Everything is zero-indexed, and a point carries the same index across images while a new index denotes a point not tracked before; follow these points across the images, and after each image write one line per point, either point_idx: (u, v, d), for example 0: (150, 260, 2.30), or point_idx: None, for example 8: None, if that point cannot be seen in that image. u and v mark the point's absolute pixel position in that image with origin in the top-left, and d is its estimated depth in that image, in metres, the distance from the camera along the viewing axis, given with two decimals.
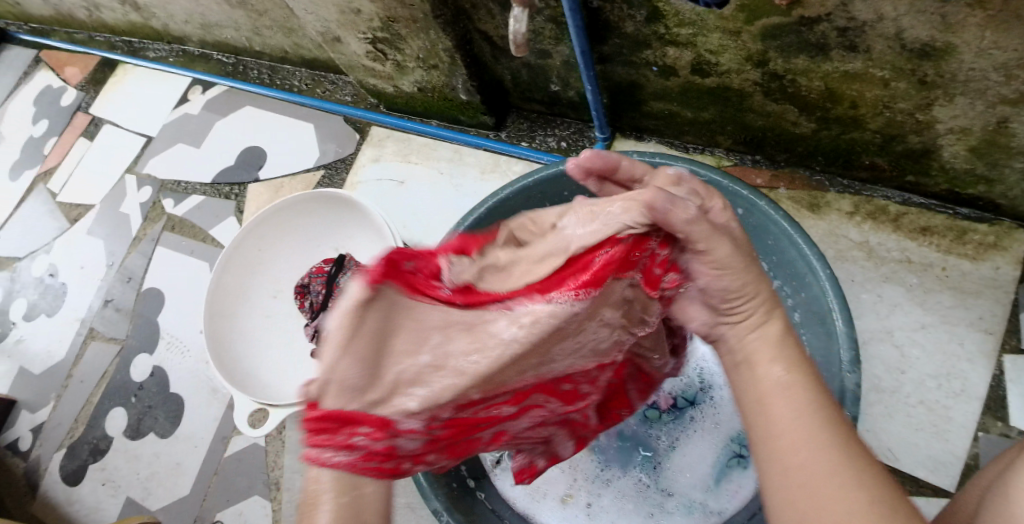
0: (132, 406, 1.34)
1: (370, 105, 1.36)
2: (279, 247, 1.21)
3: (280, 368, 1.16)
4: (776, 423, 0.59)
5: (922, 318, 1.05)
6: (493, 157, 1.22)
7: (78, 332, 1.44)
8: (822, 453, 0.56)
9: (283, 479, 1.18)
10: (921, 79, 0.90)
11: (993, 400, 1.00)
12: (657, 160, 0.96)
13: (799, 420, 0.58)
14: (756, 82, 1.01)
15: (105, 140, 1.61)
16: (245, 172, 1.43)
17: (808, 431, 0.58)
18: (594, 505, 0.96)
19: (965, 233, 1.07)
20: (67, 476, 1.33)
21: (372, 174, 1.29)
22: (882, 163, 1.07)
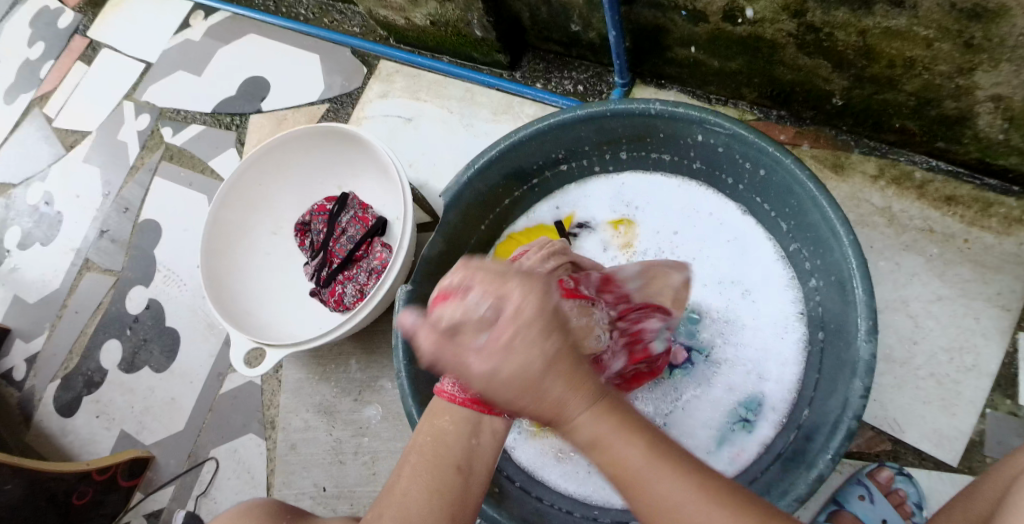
0: (128, 339, 1.32)
1: (379, 37, 1.30)
2: (282, 182, 1.17)
3: (279, 307, 1.14)
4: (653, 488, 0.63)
5: (939, 290, 1.02)
6: (506, 98, 1.17)
7: (73, 262, 1.41)
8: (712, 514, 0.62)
9: (278, 418, 1.17)
10: (966, 41, 0.85)
11: (1004, 377, 0.98)
12: (680, 110, 0.90)
13: (622, 452, 0.65)
14: (790, 33, 0.95)
15: (103, 65, 1.55)
16: (247, 102, 1.37)
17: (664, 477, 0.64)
18: (593, 462, 0.95)
19: (990, 206, 1.03)
20: (61, 408, 1.32)
21: (381, 109, 1.24)
22: (912, 127, 1.02)
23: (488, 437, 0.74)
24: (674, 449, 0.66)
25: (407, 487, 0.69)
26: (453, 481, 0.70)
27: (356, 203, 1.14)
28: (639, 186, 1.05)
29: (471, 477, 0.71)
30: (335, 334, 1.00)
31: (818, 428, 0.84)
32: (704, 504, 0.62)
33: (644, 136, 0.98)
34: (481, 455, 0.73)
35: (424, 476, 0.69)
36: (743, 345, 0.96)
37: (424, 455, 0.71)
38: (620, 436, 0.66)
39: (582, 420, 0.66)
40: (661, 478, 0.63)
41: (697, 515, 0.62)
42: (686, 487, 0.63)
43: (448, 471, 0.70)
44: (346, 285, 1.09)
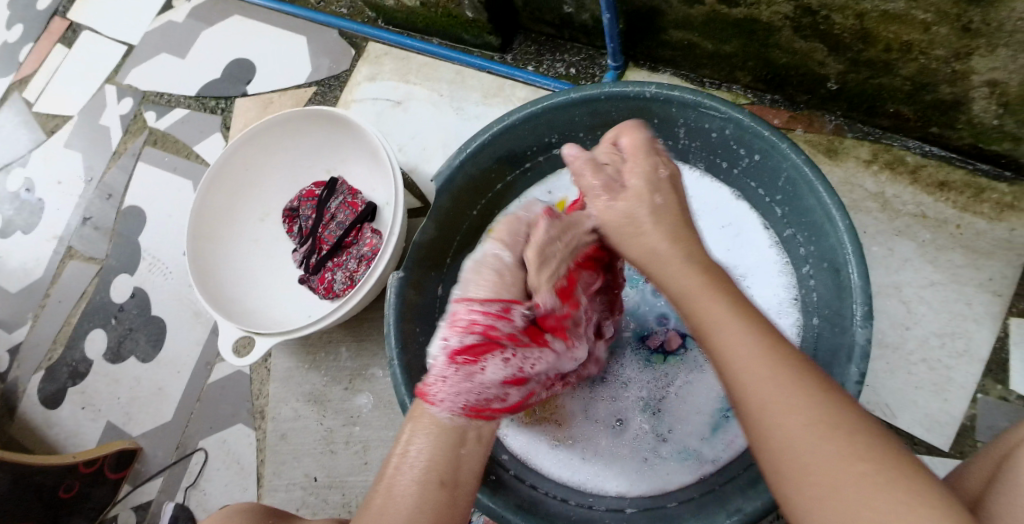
0: (113, 328, 1.29)
1: (367, 19, 1.28)
2: (270, 167, 1.15)
3: (268, 294, 1.12)
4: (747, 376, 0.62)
5: (932, 275, 1.02)
6: (497, 82, 1.15)
7: (55, 250, 1.38)
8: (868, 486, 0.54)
9: (267, 408, 1.15)
10: (964, 25, 0.85)
11: (995, 362, 0.99)
12: (676, 93, 0.89)
13: (740, 350, 0.63)
14: (786, 16, 0.94)
15: (83, 47, 1.51)
16: (232, 86, 1.35)
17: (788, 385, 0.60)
18: (587, 449, 0.94)
19: (983, 192, 1.03)
20: (46, 399, 1.30)
21: (369, 92, 1.22)
22: (906, 111, 1.02)
23: (473, 444, 0.70)
24: (782, 341, 0.64)
25: (396, 502, 0.66)
26: (439, 495, 0.67)
27: (345, 189, 1.12)
28: None
29: (456, 492, 0.68)
30: (327, 321, 0.99)
31: None
32: (805, 394, 0.59)
33: (638, 120, 0.97)
34: (467, 463, 0.69)
35: (413, 491, 0.66)
36: None
37: (412, 466, 0.68)
38: (732, 316, 0.65)
39: (671, 278, 0.70)
40: (781, 367, 0.61)
41: (788, 413, 0.59)
42: (808, 407, 0.58)
43: (432, 488, 0.67)
44: (336, 272, 1.07)
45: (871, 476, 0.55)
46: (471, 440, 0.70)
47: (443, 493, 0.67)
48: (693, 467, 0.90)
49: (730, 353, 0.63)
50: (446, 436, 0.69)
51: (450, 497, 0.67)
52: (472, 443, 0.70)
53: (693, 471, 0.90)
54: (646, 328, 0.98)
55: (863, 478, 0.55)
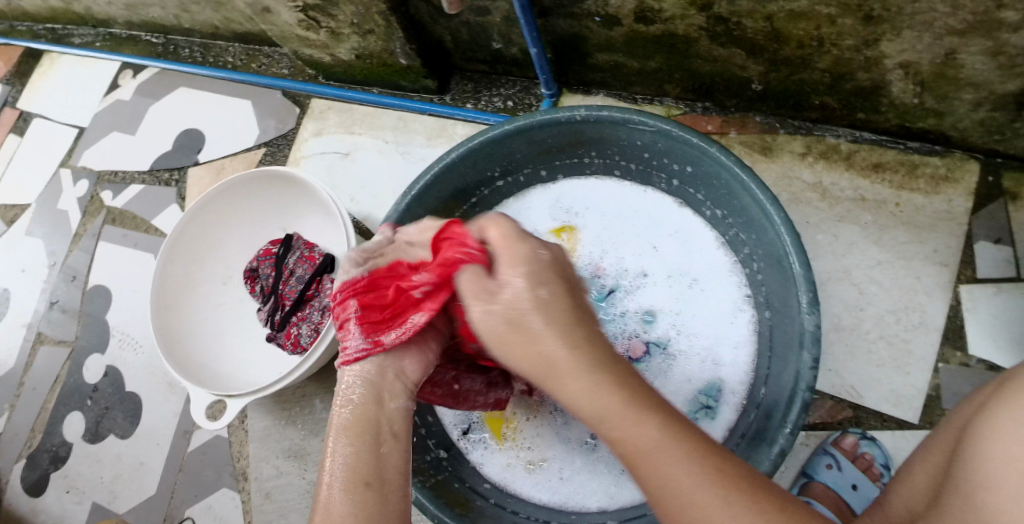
0: (89, 408, 1.29)
1: (307, 76, 1.31)
2: (226, 232, 1.17)
3: (237, 356, 1.12)
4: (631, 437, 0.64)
5: (879, 255, 1.05)
6: (439, 122, 1.18)
7: (26, 337, 1.38)
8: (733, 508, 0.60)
9: (249, 468, 1.15)
10: (867, 14, 0.89)
11: (951, 330, 1.01)
12: (605, 113, 0.92)
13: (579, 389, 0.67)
14: (701, 27, 0.98)
15: (36, 134, 1.53)
16: (184, 156, 1.37)
17: (678, 451, 0.63)
18: (563, 470, 0.95)
19: (916, 168, 1.07)
20: (29, 487, 1.29)
21: (317, 147, 1.24)
22: (831, 102, 1.06)
23: (392, 443, 0.72)
24: (633, 382, 0.68)
25: (329, 516, 0.66)
26: (364, 496, 0.67)
27: (301, 243, 1.14)
28: (575, 191, 1.06)
29: (385, 491, 0.68)
30: (293, 377, 0.99)
31: (775, 405, 0.85)
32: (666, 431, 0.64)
33: (574, 142, 0.99)
34: (389, 462, 0.71)
35: (341, 491, 0.67)
36: (696, 333, 0.97)
37: (338, 473, 0.69)
38: (583, 378, 0.67)
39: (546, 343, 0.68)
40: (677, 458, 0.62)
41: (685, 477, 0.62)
42: (697, 472, 0.62)
43: (359, 490, 0.68)
44: (301, 326, 1.08)
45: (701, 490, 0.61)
46: (387, 437, 0.72)
47: (370, 492, 0.68)
48: None
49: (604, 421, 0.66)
50: (361, 443, 0.71)
51: (377, 495, 0.68)
52: (391, 441, 0.72)
53: None
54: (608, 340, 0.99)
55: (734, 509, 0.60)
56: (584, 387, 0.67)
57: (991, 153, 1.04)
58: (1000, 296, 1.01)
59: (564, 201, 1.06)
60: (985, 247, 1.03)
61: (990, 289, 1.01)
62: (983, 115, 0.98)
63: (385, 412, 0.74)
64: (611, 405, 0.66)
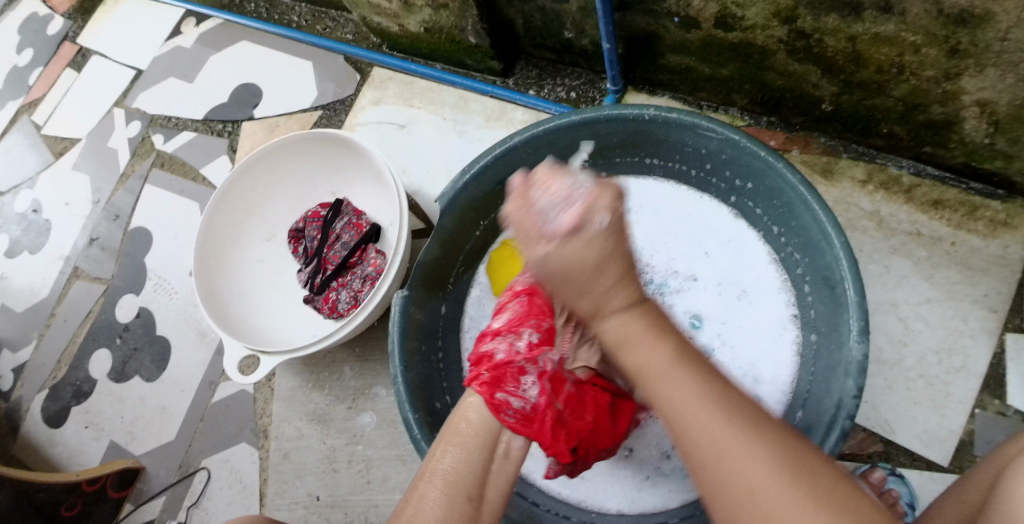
0: (117, 347, 1.31)
1: (371, 45, 1.31)
2: (275, 189, 1.17)
3: (271, 314, 1.13)
4: (675, 399, 0.62)
5: (928, 292, 1.04)
6: (499, 106, 1.17)
7: (62, 270, 1.40)
8: (758, 447, 0.58)
9: (271, 426, 1.16)
10: (953, 47, 0.87)
11: (993, 377, 1.00)
12: (674, 115, 0.91)
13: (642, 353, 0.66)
14: (781, 40, 0.97)
15: (93, 71, 1.54)
16: (238, 110, 1.37)
17: (696, 392, 0.62)
18: (587, 467, 0.94)
19: (976, 209, 1.05)
20: (49, 417, 1.31)
21: (373, 116, 1.24)
22: (900, 131, 1.04)
23: (500, 465, 0.75)
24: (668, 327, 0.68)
25: (421, 509, 0.69)
26: (464, 508, 0.70)
27: (350, 210, 1.14)
28: (631, 189, 1.05)
29: (482, 507, 0.72)
30: (328, 342, 1.00)
31: (814, 425, 0.84)
32: (694, 378, 0.63)
33: (638, 140, 0.98)
34: (494, 481, 0.74)
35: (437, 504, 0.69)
36: (738, 346, 0.96)
37: (438, 480, 0.71)
38: (693, 396, 0.62)
39: (614, 318, 0.68)
40: (746, 446, 0.58)
41: (714, 427, 0.60)
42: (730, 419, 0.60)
43: (456, 499, 0.70)
44: (340, 292, 1.09)
45: (744, 427, 0.59)
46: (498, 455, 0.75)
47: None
48: None
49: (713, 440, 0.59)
50: (474, 453, 0.74)
51: (475, 511, 0.71)
52: (500, 460, 0.75)
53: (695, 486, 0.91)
54: None
55: (754, 450, 0.58)
56: (632, 332, 0.67)
57: None
58: None
59: None
60: None
61: None
62: None
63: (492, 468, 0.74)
64: (653, 364, 0.65)
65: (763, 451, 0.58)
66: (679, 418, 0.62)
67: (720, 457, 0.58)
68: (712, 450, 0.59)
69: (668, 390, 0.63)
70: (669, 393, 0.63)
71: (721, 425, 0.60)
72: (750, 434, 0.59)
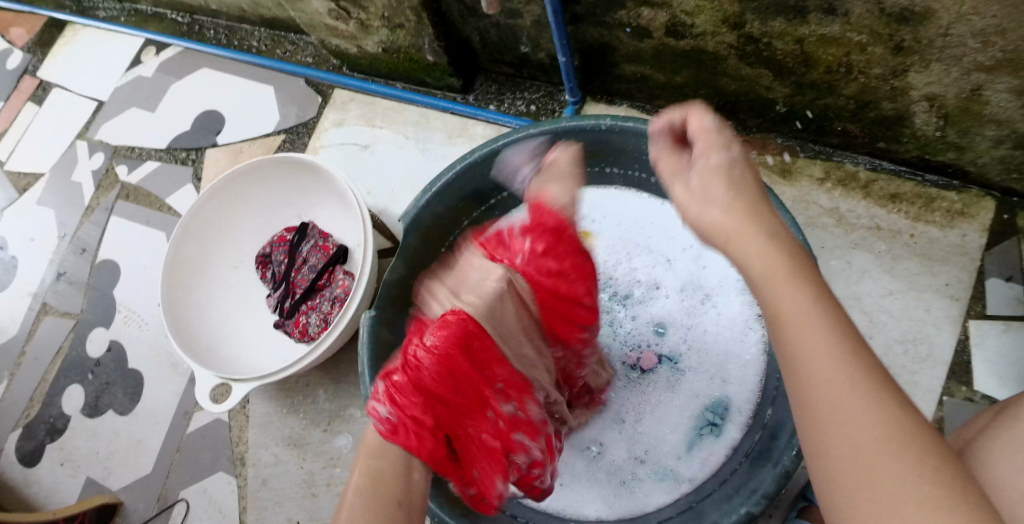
0: (90, 382, 1.29)
1: (332, 66, 1.31)
2: (241, 216, 1.17)
3: (243, 340, 1.12)
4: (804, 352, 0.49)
5: (890, 284, 1.06)
6: (461, 122, 1.18)
7: (30, 307, 1.38)
8: (906, 468, 0.45)
9: (248, 454, 1.15)
10: (897, 45, 0.89)
11: (958, 365, 1.02)
12: (630, 124, 0.92)
13: (750, 251, 0.52)
14: (731, 45, 0.99)
15: (54, 105, 1.53)
16: (202, 137, 1.37)
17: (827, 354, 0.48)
18: (563, 477, 0.95)
19: (933, 201, 1.07)
20: (24, 457, 1.29)
21: (336, 138, 1.25)
22: (853, 129, 1.06)
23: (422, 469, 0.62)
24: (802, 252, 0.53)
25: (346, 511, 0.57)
26: None
27: (316, 232, 1.14)
28: (593, 199, 1.06)
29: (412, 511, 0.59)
30: (298, 366, 0.99)
31: (781, 425, 0.83)
32: (832, 331, 0.49)
33: (597, 151, 1.00)
34: None
35: None
36: (705, 348, 0.97)
37: None
38: (788, 279, 0.51)
39: (771, 289, 0.51)
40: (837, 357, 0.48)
41: (850, 403, 0.47)
42: (860, 396, 0.47)
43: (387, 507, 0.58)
44: (310, 315, 1.08)
45: (876, 414, 0.46)
46: None
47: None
48: (670, 487, 0.91)
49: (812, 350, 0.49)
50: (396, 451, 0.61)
51: None
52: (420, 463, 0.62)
53: (670, 491, 0.91)
54: (618, 351, 1.00)
55: (900, 464, 0.45)
56: (761, 263, 0.52)
57: (1008, 192, 1.05)
58: (1009, 334, 1.01)
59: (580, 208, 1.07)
60: (996, 284, 1.03)
61: (999, 326, 1.01)
62: (1003, 153, 0.98)
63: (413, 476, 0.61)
64: (768, 270, 0.51)
65: (871, 398, 0.47)
66: (784, 334, 0.50)
67: (839, 440, 0.47)
68: (787, 332, 0.50)
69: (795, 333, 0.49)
70: (789, 330, 0.50)
71: (863, 409, 0.47)
72: (857, 366, 0.48)
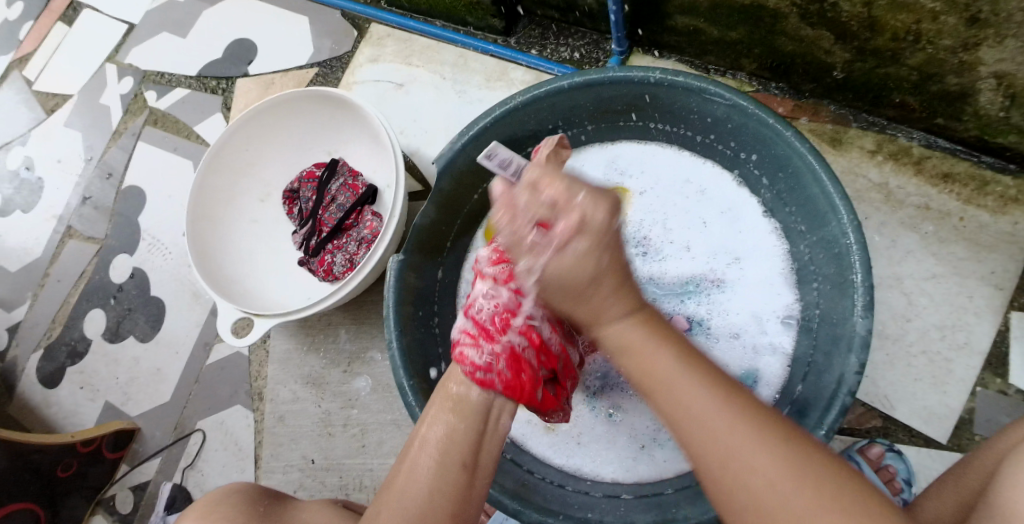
0: (112, 308, 1.29)
1: (370, 0, 1.27)
2: (269, 149, 1.14)
3: (266, 277, 1.11)
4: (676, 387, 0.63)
5: (934, 267, 1.02)
6: (500, 66, 1.14)
7: (55, 229, 1.38)
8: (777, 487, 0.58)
9: (266, 390, 1.16)
10: (973, 16, 0.84)
11: (995, 355, 0.98)
12: (681, 79, 0.88)
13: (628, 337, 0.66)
14: (794, 3, 0.93)
15: (84, 26, 1.50)
16: (233, 66, 1.34)
17: (690, 379, 0.63)
18: (582, 437, 0.94)
19: (987, 184, 1.02)
20: (44, 378, 1.30)
21: (371, 75, 1.21)
22: (912, 102, 1.01)
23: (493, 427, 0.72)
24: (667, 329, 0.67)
25: (411, 479, 0.68)
26: (456, 479, 0.68)
27: (345, 170, 1.11)
28: (633, 156, 1.02)
29: (475, 475, 0.69)
30: (323, 305, 0.99)
31: (812, 403, 0.83)
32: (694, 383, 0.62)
33: (642, 104, 0.95)
34: (486, 448, 0.71)
35: (426, 467, 0.68)
36: (734, 315, 0.95)
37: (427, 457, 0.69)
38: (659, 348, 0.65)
39: (614, 327, 0.67)
40: (685, 378, 0.63)
41: (707, 417, 0.61)
42: (708, 403, 0.61)
43: (451, 470, 0.68)
44: (336, 255, 1.07)
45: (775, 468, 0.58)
46: (492, 423, 0.72)
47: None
48: None
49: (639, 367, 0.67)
50: (468, 422, 0.71)
51: (468, 480, 0.69)
52: (495, 423, 0.73)
53: None
54: None
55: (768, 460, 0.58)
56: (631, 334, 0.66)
57: None
58: None
59: (618, 163, 1.03)
60: None
61: None
62: None
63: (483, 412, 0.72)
64: (635, 343, 0.66)
65: (756, 438, 0.59)
66: (642, 373, 0.65)
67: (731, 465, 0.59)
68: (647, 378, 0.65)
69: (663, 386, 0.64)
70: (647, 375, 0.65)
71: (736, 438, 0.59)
72: (741, 429, 0.60)
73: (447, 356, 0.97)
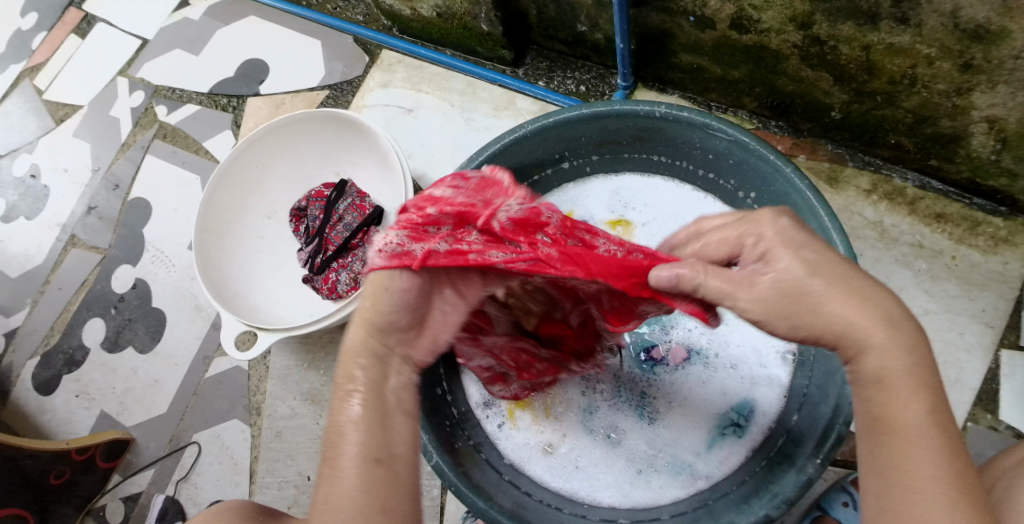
0: (112, 317, 1.30)
1: (382, 27, 1.30)
2: (278, 166, 1.16)
3: (270, 292, 1.12)
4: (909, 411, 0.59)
5: (927, 304, 1.04)
6: (508, 95, 1.17)
7: (58, 237, 1.39)
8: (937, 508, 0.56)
9: (264, 404, 1.16)
10: (967, 62, 0.87)
11: (986, 391, 1.00)
12: (685, 114, 0.91)
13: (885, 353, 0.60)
14: (795, 45, 0.97)
15: (98, 38, 1.52)
16: (244, 85, 1.36)
17: (914, 391, 0.60)
18: (578, 461, 0.94)
19: (978, 225, 1.05)
20: (40, 385, 1.30)
21: (381, 99, 1.24)
22: (907, 144, 1.04)
23: (401, 417, 0.67)
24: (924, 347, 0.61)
25: (333, 487, 0.61)
26: (379, 474, 0.62)
27: (353, 191, 1.13)
28: (637, 187, 1.04)
29: (395, 464, 0.63)
30: (330, 320, 1.00)
31: (807, 432, 0.84)
32: (928, 401, 0.59)
33: (646, 137, 0.98)
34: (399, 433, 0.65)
35: (352, 471, 0.62)
36: (730, 343, 0.96)
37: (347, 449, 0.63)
38: (907, 364, 0.60)
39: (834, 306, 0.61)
40: (921, 397, 0.59)
41: (915, 427, 0.59)
42: (923, 412, 0.59)
43: (371, 466, 0.62)
44: (340, 274, 1.08)
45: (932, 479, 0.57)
46: (394, 410, 0.67)
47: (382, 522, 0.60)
48: (685, 482, 0.91)
49: (871, 334, 0.60)
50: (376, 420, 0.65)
51: (390, 470, 0.63)
52: (400, 414, 0.67)
53: (685, 485, 0.91)
54: (650, 340, 0.98)
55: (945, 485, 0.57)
56: (888, 354, 0.60)
57: None
58: None
59: (623, 194, 1.04)
60: None
61: None
62: None
63: (390, 387, 0.68)
64: (889, 356, 0.60)
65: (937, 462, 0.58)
66: (875, 370, 0.61)
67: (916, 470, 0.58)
68: (885, 385, 0.60)
69: (894, 398, 0.60)
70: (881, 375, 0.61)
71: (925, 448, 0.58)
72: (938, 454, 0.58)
73: (448, 376, 0.97)
